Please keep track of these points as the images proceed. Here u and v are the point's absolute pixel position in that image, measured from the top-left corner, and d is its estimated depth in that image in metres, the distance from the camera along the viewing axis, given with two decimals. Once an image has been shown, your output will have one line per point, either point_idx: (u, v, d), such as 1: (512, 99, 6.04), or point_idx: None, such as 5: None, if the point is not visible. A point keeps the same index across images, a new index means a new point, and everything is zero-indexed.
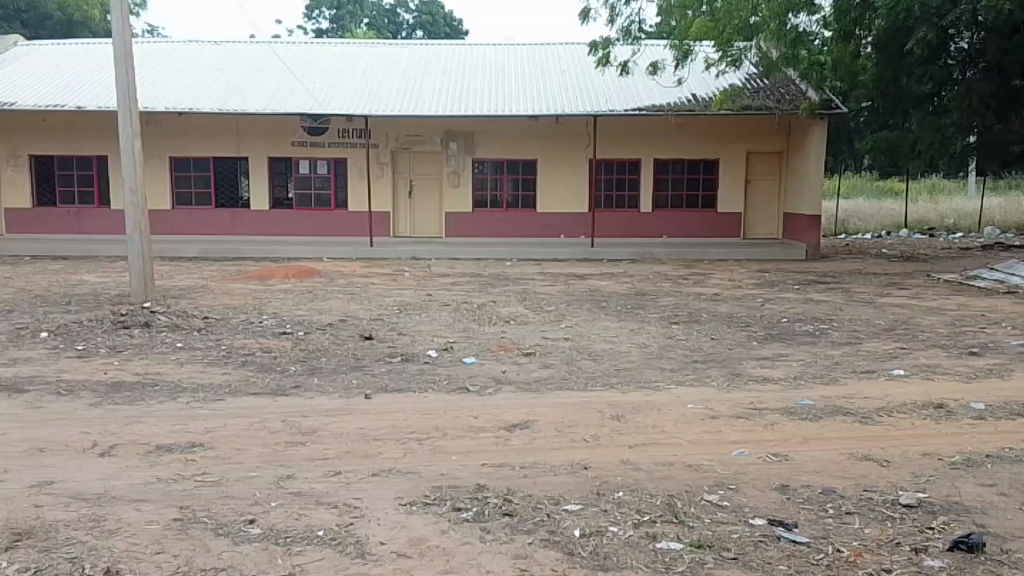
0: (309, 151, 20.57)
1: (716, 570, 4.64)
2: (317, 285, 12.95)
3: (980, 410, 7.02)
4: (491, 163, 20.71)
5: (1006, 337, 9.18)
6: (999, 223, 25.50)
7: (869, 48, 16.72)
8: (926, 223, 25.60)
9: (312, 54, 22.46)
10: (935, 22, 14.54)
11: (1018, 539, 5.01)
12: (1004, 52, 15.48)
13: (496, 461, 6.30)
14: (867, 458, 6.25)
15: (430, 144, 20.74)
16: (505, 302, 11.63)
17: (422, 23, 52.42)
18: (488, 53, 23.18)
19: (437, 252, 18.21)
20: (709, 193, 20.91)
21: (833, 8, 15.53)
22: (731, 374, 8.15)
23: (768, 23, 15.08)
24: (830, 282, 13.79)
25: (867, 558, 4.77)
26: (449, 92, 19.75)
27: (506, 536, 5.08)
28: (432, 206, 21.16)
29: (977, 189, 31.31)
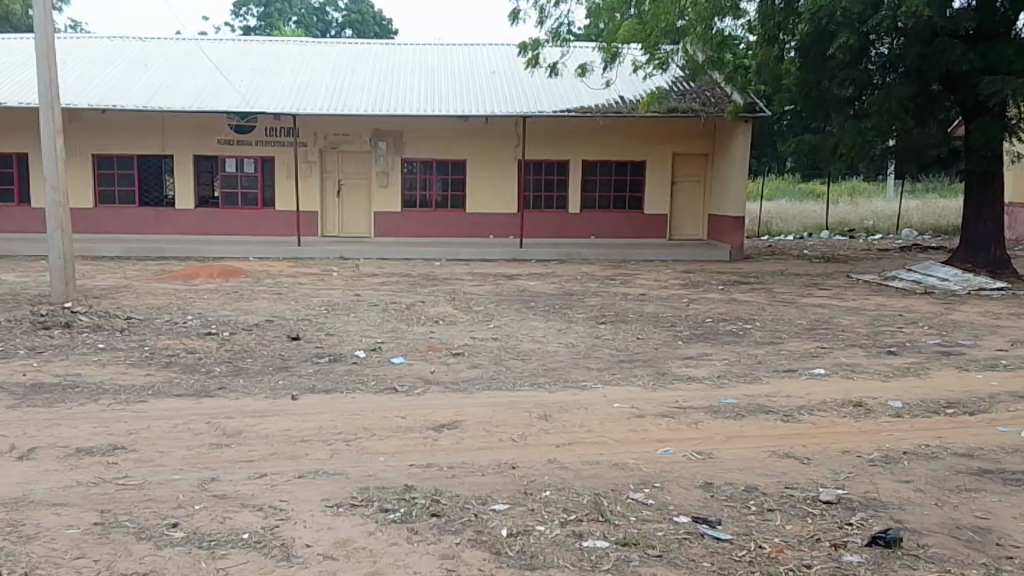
0: (236, 149, 20.48)
1: (641, 569, 4.65)
2: (243, 285, 12.80)
3: (897, 409, 7.14)
4: (420, 163, 20.75)
5: (923, 337, 9.40)
6: (916, 224, 26.27)
7: (793, 52, 15.54)
8: (846, 224, 26.28)
9: (242, 52, 22.17)
10: (857, 28, 13.12)
11: (934, 534, 5.08)
12: (922, 57, 13.59)
13: (424, 462, 6.26)
14: (788, 455, 6.33)
15: (359, 143, 20.69)
16: (433, 302, 11.61)
17: (351, 22, 51.94)
18: (418, 53, 23.09)
19: (365, 253, 18.16)
20: (636, 194, 21.16)
21: (758, 13, 14.74)
22: (657, 373, 8.22)
23: (694, 26, 15.51)
24: (753, 282, 14.05)
25: (788, 554, 4.83)
26: (381, 92, 19.61)
27: (432, 536, 5.05)
28: (361, 205, 21.13)
29: (895, 192, 32.51)
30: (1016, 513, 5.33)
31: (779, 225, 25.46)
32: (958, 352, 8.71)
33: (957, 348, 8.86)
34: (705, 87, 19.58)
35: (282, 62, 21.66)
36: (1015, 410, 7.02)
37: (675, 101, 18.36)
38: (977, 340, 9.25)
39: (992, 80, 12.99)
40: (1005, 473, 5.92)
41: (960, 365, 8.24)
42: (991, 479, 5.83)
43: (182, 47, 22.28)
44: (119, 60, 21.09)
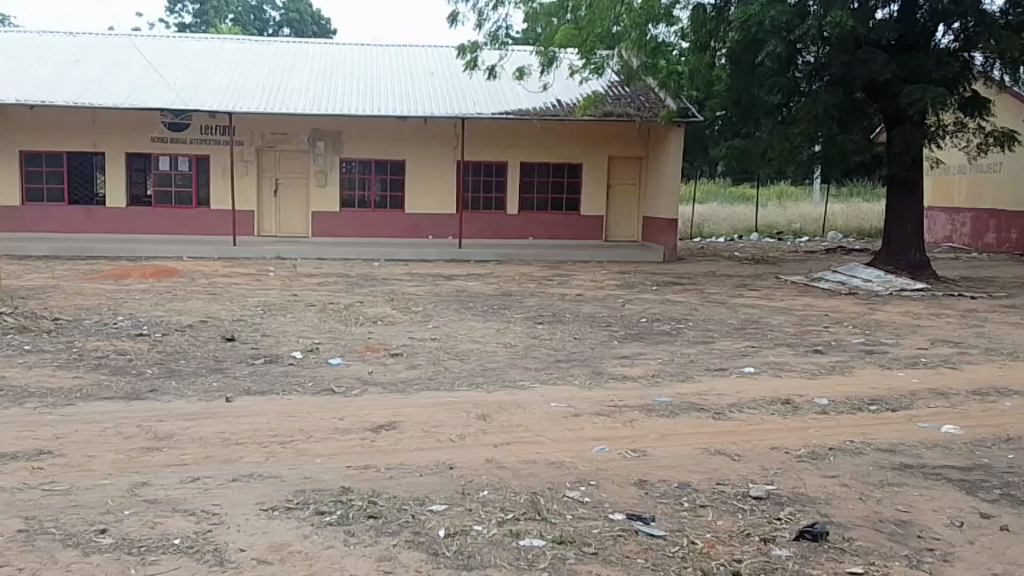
0: (169, 147, 20.13)
1: (577, 567, 4.72)
2: (177, 285, 12.59)
3: (823, 406, 7.36)
4: (359, 162, 20.71)
5: (848, 336, 9.74)
6: (840, 226, 27.14)
7: (724, 58, 15.88)
8: (775, 226, 27.02)
9: (177, 49, 21.74)
10: (785, 37, 13.36)
11: (858, 527, 5.25)
12: (846, 66, 14.06)
13: (361, 463, 6.23)
14: (720, 453, 6.47)
15: (296, 142, 20.56)
16: (372, 302, 11.58)
17: (288, 21, 51.35)
18: (357, 53, 22.95)
19: (302, 253, 18.01)
20: (573, 197, 21.43)
21: (689, 20, 14.96)
22: (594, 373, 8.33)
23: (629, 32, 15.82)
24: (686, 282, 14.41)
25: (719, 550, 4.94)
26: (320, 92, 19.49)
27: (370, 539, 5.01)
28: (298, 205, 20.98)
29: (821, 196, 33.61)
30: (935, 505, 5.55)
31: (710, 228, 26.04)
32: (881, 351, 9.03)
33: (880, 347, 9.20)
34: (640, 92, 19.91)
35: (215, 61, 21.16)
36: (935, 406, 7.32)
37: (610, 106, 18.68)
38: (899, 339, 9.61)
39: (912, 89, 13.47)
40: (925, 467, 6.15)
41: (883, 363, 8.56)
42: (912, 474, 6.05)
43: (114, 43, 21.74)
44: (49, 55, 20.49)
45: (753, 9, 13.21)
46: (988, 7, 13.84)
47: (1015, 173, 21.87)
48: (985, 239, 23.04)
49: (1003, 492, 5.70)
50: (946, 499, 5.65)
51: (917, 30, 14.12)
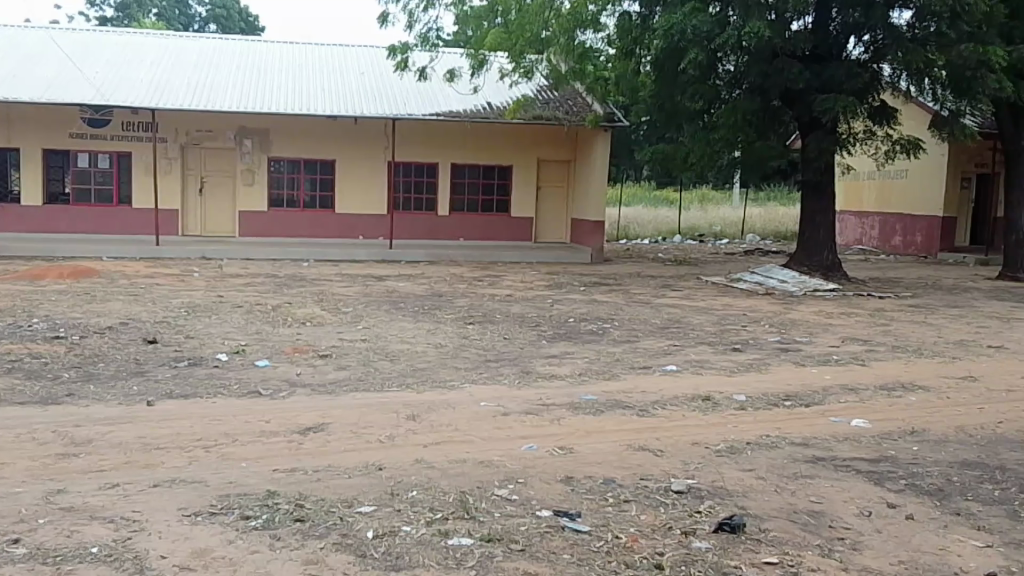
0: (88, 143, 19.49)
1: (503, 564, 4.79)
2: (96, 286, 12.22)
3: (741, 402, 7.62)
4: (287, 162, 20.45)
5: (766, 334, 10.11)
6: (758, 229, 28.04)
7: (648, 65, 16.15)
8: (697, 229, 27.76)
9: (98, 43, 21.04)
10: (705, 45, 13.69)
11: (774, 518, 5.47)
12: (764, 75, 14.49)
13: (288, 466, 6.15)
14: (643, 449, 6.64)
15: (222, 140, 20.18)
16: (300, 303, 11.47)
17: (215, 17, 50.29)
18: (285, 50, 22.63)
19: (228, 253, 17.67)
20: (503, 198, 21.55)
21: (615, 27, 15.23)
22: (522, 372, 8.43)
23: (558, 38, 16.22)
24: (614, 282, 14.75)
25: (642, 543, 5.08)
26: (247, 92, 19.10)
27: (296, 542, 4.97)
28: (225, 204, 20.62)
29: (739, 198, 34.68)
30: (846, 496, 5.81)
31: (635, 230, 26.57)
32: (796, 348, 9.41)
33: (795, 345, 9.58)
34: (568, 96, 20.16)
35: (138, 56, 20.58)
36: (847, 401, 7.66)
37: (539, 109, 18.96)
38: (813, 337, 10.01)
39: (824, 99, 14.04)
40: (836, 459, 6.43)
41: (799, 360, 8.91)
42: (824, 466, 6.32)
43: (31, 36, 20.90)
44: None
45: (675, 18, 13.66)
46: (896, 20, 14.35)
47: (921, 179, 22.95)
48: (893, 241, 24.08)
49: (908, 482, 6.01)
50: (856, 489, 5.92)
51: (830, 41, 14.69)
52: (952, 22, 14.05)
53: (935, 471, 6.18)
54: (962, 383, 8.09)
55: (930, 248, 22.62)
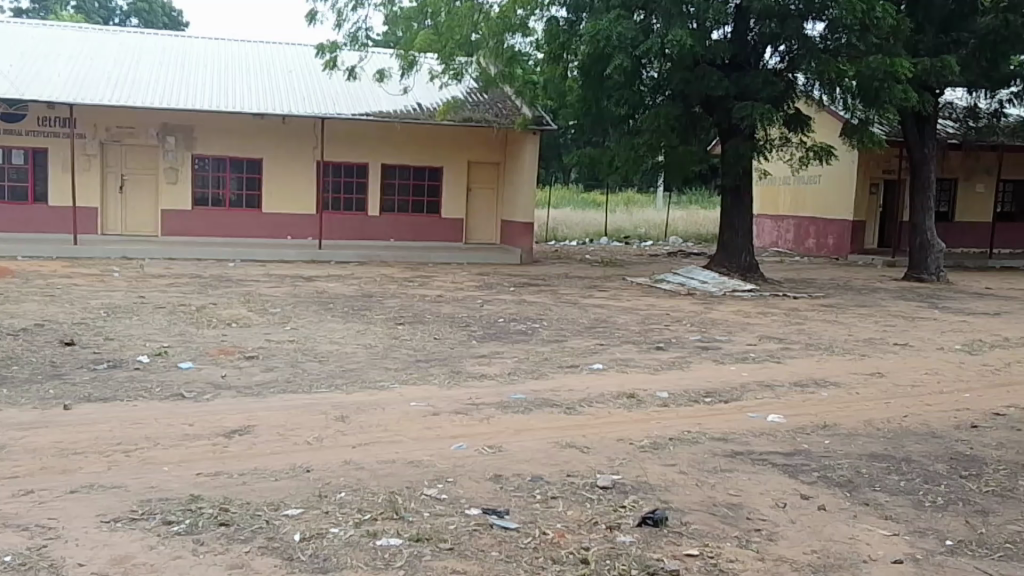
0: (1, 138, 18.71)
1: (432, 563, 4.82)
2: (8, 286, 11.73)
3: (663, 399, 7.84)
4: (212, 160, 20.05)
5: (687, 333, 10.41)
6: (680, 232, 28.78)
7: (575, 70, 16.42)
8: (622, 231, 28.33)
9: (10, 34, 20.15)
10: (630, 52, 13.96)
11: (695, 511, 5.66)
12: (686, 82, 14.91)
13: (212, 470, 6.04)
14: (571, 446, 6.77)
15: (144, 138, 19.68)
16: (225, 303, 11.26)
17: (137, 11, 48.61)
18: (210, 47, 22.10)
19: (150, 253, 17.20)
20: (434, 199, 21.53)
21: (543, 33, 15.41)
22: (452, 372, 8.48)
23: (487, 41, 16.38)
24: (543, 283, 14.95)
25: (569, 539, 5.20)
26: (169, 88, 18.60)
27: (220, 546, 4.90)
28: (147, 202, 20.15)
29: (662, 202, 35.55)
30: (762, 489, 6.05)
31: (563, 233, 27.00)
32: (717, 347, 9.73)
33: (715, 343, 9.90)
34: (497, 99, 20.29)
35: (55, 49, 19.82)
36: (762, 397, 7.96)
37: (469, 111, 19.17)
38: (732, 336, 10.36)
39: (743, 106, 14.56)
40: (753, 453, 6.67)
41: (719, 358, 9.23)
42: (743, 460, 6.56)
43: None
44: None
45: (601, 24, 13.87)
46: (810, 32, 14.90)
47: (832, 186, 23.96)
48: (807, 243, 24.98)
49: (820, 474, 6.29)
50: (772, 482, 6.16)
51: (748, 49, 15.28)
52: (861, 34, 14.65)
53: (846, 464, 6.48)
54: (870, 380, 8.51)
55: (841, 250, 23.52)
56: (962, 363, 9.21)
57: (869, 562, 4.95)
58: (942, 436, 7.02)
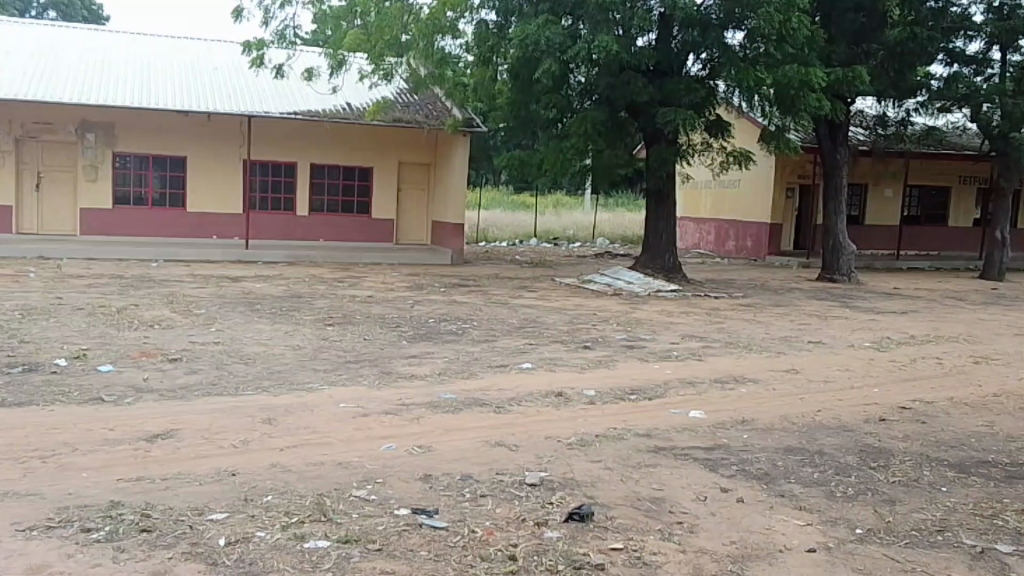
0: None
1: (360, 564, 4.81)
2: None
3: (590, 397, 8.01)
4: (134, 157, 19.57)
5: (613, 332, 10.65)
6: (607, 233, 29.38)
7: (504, 73, 16.56)
8: (551, 233, 28.67)
9: None
10: (558, 56, 14.13)
11: (620, 506, 5.81)
12: (612, 87, 15.21)
13: (134, 475, 5.90)
14: (500, 444, 6.86)
15: (63, 134, 19.17)
16: (147, 305, 10.97)
17: (55, 2, 46.22)
18: (131, 41, 21.41)
19: (67, 253, 16.64)
20: (363, 200, 21.38)
21: (473, 35, 15.52)
22: (382, 373, 8.49)
23: (417, 42, 16.42)
24: (474, 283, 15.05)
25: (497, 536, 5.28)
26: (89, 84, 18.05)
27: (142, 553, 4.80)
28: (65, 201, 19.57)
29: (590, 205, 36.13)
30: (683, 483, 6.25)
31: (494, 233, 27.24)
32: (641, 345, 9.98)
33: (640, 342, 10.15)
34: (427, 100, 20.28)
35: None
36: (685, 393, 8.22)
37: (399, 112, 19.21)
38: (656, 334, 10.65)
39: (666, 112, 14.94)
40: (675, 448, 6.88)
41: (643, 356, 9.48)
42: (665, 455, 6.76)
43: None
44: None
45: (529, 29, 14.05)
46: (730, 40, 15.22)
47: (751, 189, 24.74)
48: (727, 245, 25.68)
49: (739, 468, 6.53)
50: (693, 476, 6.37)
51: (671, 56, 15.39)
52: (777, 44, 15.13)
53: (762, 457, 6.75)
54: (788, 376, 8.86)
55: (759, 252, 24.33)
56: (871, 359, 9.68)
57: (785, 552, 5.17)
58: (852, 429, 7.37)
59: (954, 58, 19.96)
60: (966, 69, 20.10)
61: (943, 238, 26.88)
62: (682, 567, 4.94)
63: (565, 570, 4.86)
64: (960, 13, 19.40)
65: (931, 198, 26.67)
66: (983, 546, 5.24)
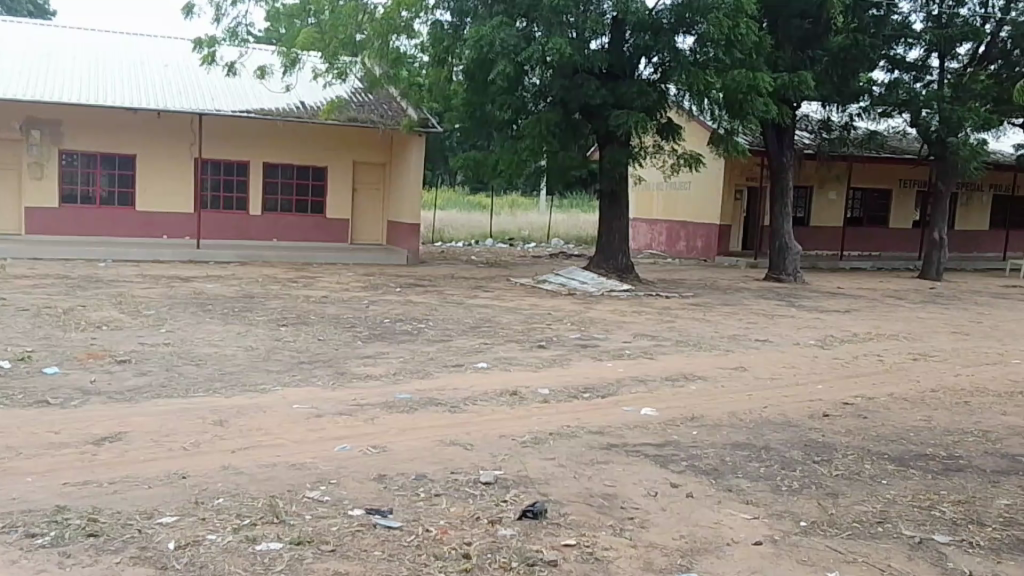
0: None
1: (313, 565, 4.80)
2: None
3: (545, 395, 8.10)
4: (82, 155, 19.13)
5: (568, 332, 10.76)
6: (563, 234, 29.64)
7: (459, 74, 16.60)
8: (507, 233, 28.80)
9: None
10: (513, 58, 14.21)
11: (573, 503, 5.90)
12: (566, 89, 15.38)
13: (80, 479, 5.80)
14: (454, 443, 6.89)
15: (7, 130, 18.65)
16: (94, 306, 10.75)
17: None
18: (77, 36, 20.90)
19: (11, 253, 16.23)
20: (318, 199, 21.20)
21: (427, 35, 15.57)
22: (337, 373, 8.46)
23: (372, 42, 16.37)
24: (431, 283, 15.06)
25: (451, 535, 5.31)
26: (35, 79, 17.59)
27: (89, 558, 4.73)
28: (9, 199, 19.05)
29: (545, 206, 36.37)
30: (635, 479, 6.36)
31: (450, 233, 27.28)
32: (595, 344, 10.11)
33: (594, 341, 10.27)
34: (383, 100, 20.21)
35: None
36: (637, 391, 8.35)
37: (353, 112, 19.10)
38: (609, 333, 10.79)
39: (619, 114, 15.15)
40: (627, 445, 7.00)
41: (596, 355, 9.61)
42: (618, 452, 6.88)
43: None
44: None
45: (484, 30, 14.14)
46: (681, 45, 15.40)
47: (702, 191, 25.15)
48: (678, 245, 26.07)
49: (688, 463, 6.67)
50: (644, 472, 6.49)
51: (624, 60, 15.63)
52: (726, 49, 15.37)
53: (711, 452, 6.91)
54: (736, 373, 9.07)
55: (709, 252, 24.79)
56: (816, 356, 9.96)
57: (732, 545, 5.30)
58: (798, 425, 7.58)
59: (895, 65, 20.45)
60: (907, 76, 20.72)
61: (886, 239, 27.68)
62: (634, 562, 5.04)
63: (518, 567, 4.91)
64: (901, 21, 20.01)
65: (875, 200, 27.47)
66: (921, 537, 5.44)
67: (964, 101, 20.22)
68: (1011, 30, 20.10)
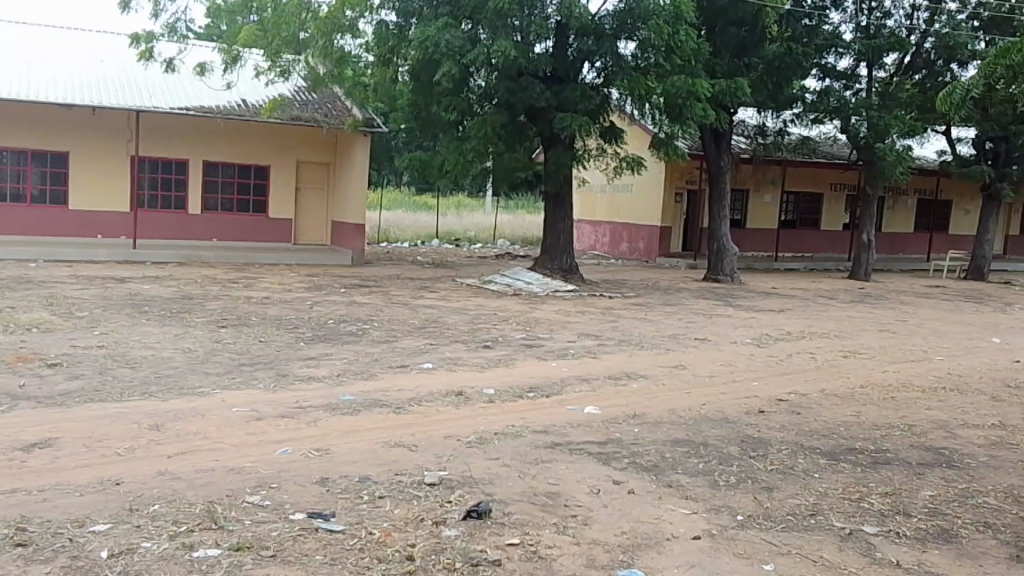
0: None
1: (252, 571, 4.75)
2: None
3: (490, 395, 8.16)
4: (10, 152, 18.39)
5: (513, 332, 10.84)
6: (508, 234, 29.79)
7: (404, 74, 16.59)
8: (453, 233, 28.81)
9: None
10: (458, 60, 14.28)
11: (516, 502, 5.95)
12: (511, 92, 15.47)
13: (7, 488, 5.60)
14: (399, 445, 6.87)
15: None
16: (24, 307, 10.38)
17: None
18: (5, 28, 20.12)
19: None
20: (259, 198, 20.83)
21: (372, 35, 15.50)
22: (278, 375, 8.37)
23: (316, 39, 16.13)
24: (375, 284, 14.98)
25: (395, 537, 5.30)
26: None
27: (16, 569, 4.58)
28: None
29: (491, 207, 36.50)
30: (578, 477, 6.45)
31: (396, 233, 27.18)
32: (539, 344, 10.20)
33: (538, 341, 10.37)
34: (326, 99, 20.01)
35: None
36: (581, 390, 8.47)
37: (296, 111, 18.86)
38: (554, 333, 10.91)
39: (563, 117, 15.30)
40: (571, 444, 7.10)
41: (540, 355, 9.70)
42: (562, 450, 6.96)
43: None
44: None
45: (430, 31, 14.16)
46: (622, 49, 15.56)
47: (645, 193, 25.56)
48: (621, 246, 26.44)
49: (629, 461, 6.80)
50: (587, 470, 6.59)
51: (567, 64, 15.82)
52: (667, 56, 15.61)
53: (652, 449, 7.06)
54: (677, 372, 9.27)
55: (651, 253, 25.20)
56: (754, 355, 10.25)
57: (671, 540, 5.43)
58: (735, 421, 7.80)
59: (826, 73, 21.22)
60: (838, 84, 21.44)
61: (821, 241, 28.61)
62: (576, 559, 5.12)
63: (461, 567, 4.94)
64: (832, 31, 20.63)
65: (811, 203, 28.34)
66: (851, 529, 5.65)
67: (890, 109, 21.10)
68: (934, 41, 21.15)
